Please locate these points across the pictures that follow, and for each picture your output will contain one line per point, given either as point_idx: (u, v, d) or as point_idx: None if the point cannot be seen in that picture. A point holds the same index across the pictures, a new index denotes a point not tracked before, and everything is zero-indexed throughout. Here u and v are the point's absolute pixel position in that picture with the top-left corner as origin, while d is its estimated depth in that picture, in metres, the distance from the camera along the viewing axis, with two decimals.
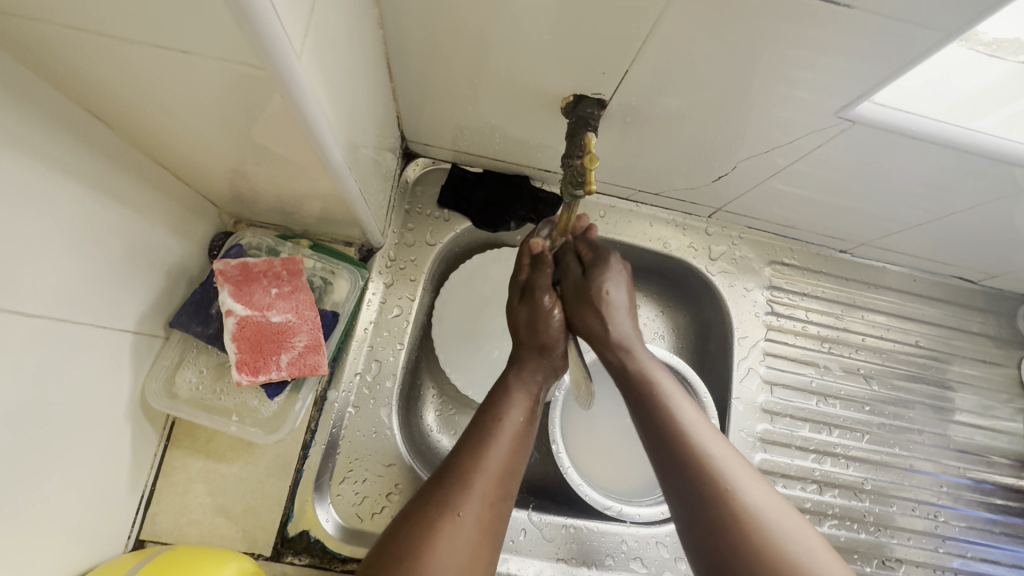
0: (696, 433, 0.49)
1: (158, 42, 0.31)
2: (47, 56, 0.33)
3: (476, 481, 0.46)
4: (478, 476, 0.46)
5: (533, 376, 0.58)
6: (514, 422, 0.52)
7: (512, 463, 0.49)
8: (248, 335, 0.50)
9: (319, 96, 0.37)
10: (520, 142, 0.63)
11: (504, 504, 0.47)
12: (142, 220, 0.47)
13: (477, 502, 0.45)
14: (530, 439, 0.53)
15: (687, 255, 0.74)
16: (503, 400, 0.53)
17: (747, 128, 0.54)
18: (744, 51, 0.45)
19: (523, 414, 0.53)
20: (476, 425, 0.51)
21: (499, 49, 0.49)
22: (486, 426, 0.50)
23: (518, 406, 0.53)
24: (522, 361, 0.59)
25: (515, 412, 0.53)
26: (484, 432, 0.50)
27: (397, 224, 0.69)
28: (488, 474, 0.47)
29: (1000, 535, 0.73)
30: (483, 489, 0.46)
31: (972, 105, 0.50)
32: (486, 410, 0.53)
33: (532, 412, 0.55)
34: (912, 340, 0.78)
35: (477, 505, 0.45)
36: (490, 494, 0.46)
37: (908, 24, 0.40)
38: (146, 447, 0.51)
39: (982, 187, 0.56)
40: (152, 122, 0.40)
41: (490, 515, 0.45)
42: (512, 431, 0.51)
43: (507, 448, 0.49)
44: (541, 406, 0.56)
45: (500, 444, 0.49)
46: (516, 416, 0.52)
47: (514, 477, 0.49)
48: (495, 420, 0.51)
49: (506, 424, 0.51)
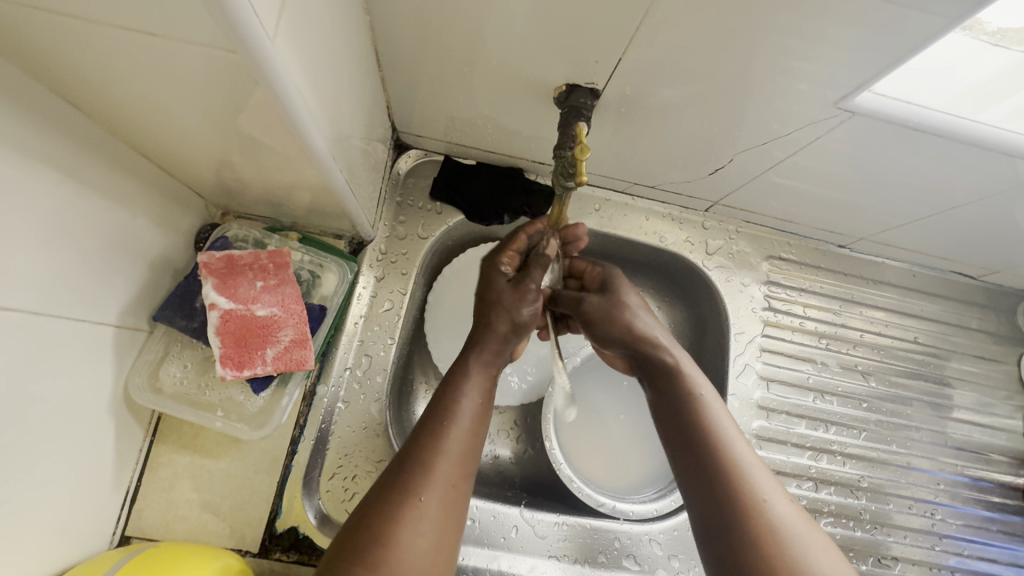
0: (721, 427, 0.48)
1: (128, 25, 0.30)
2: (17, 41, 0.32)
3: (437, 464, 0.45)
4: (440, 460, 0.45)
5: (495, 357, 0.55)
6: (472, 403, 0.50)
7: (471, 444, 0.48)
8: (232, 329, 0.49)
9: (300, 82, 0.36)
10: (513, 133, 0.62)
11: (464, 483, 0.46)
12: (123, 211, 0.45)
13: (439, 486, 0.44)
14: (487, 418, 0.51)
15: (683, 249, 0.73)
16: (460, 381, 0.52)
17: (743, 120, 0.53)
18: (741, 40, 0.44)
19: (480, 395, 0.52)
20: (432, 407, 0.49)
21: (489, 36, 0.48)
22: (445, 408, 0.49)
23: (476, 387, 0.52)
24: (484, 343, 0.55)
25: (472, 392, 0.51)
26: (441, 413, 0.48)
27: (388, 216, 0.67)
28: (449, 458, 0.46)
29: (998, 533, 0.73)
30: (445, 473, 0.45)
31: (974, 95, 0.49)
32: (444, 390, 0.51)
33: (488, 391, 0.53)
34: (911, 336, 0.77)
35: (440, 489, 0.44)
36: (452, 478, 0.45)
37: (910, 11, 0.39)
38: (131, 442, 0.51)
39: (984, 181, 0.55)
40: (130, 109, 0.39)
41: (452, 498, 0.44)
42: (470, 412, 0.50)
43: (466, 430, 0.48)
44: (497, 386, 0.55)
45: (460, 427, 0.48)
46: (473, 397, 0.51)
47: (473, 458, 0.48)
48: (454, 403, 0.49)
49: (463, 405, 0.50)
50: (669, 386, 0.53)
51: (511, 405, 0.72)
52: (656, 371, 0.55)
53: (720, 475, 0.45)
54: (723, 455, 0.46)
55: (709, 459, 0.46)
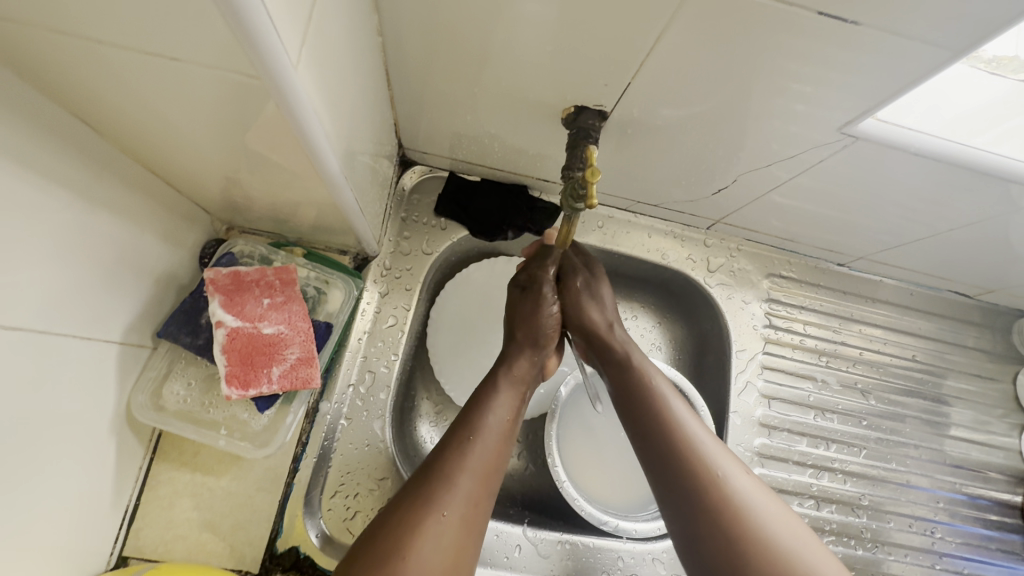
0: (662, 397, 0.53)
1: (148, 49, 0.30)
2: (37, 62, 0.32)
3: (459, 480, 0.44)
4: (462, 475, 0.44)
5: (523, 375, 0.56)
6: (500, 421, 0.50)
7: (498, 461, 0.48)
8: (238, 347, 0.49)
9: (316, 104, 0.36)
10: (519, 151, 0.62)
11: (487, 502, 0.45)
12: (131, 227, 0.45)
13: (460, 503, 0.43)
14: (515, 437, 0.51)
15: (686, 266, 0.73)
16: (487, 398, 0.52)
17: (748, 143, 0.54)
18: (747, 64, 0.45)
19: (509, 413, 0.51)
20: (460, 422, 0.49)
21: (500, 58, 0.48)
22: (473, 423, 0.49)
23: (506, 404, 0.52)
24: (512, 359, 0.57)
25: (503, 409, 0.51)
26: (468, 429, 0.48)
27: (393, 232, 0.68)
28: (474, 474, 0.45)
29: (996, 551, 0.73)
30: (467, 488, 0.44)
31: (971, 122, 0.50)
32: (473, 406, 0.51)
33: (519, 408, 0.53)
34: (909, 354, 0.77)
35: (460, 505, 0.43)
36: (475, 495, 0.44)
37: (914, 42, 0.40)
38: (131, 461, 0.50)
39: (981, 204, 0.56)
40: (145, 128, 0.39)
41: (472, 516, 0.43)
42: (497, 429, 0.49)
43: (493, 447, 0.48)
44: (527, 404, 0.55)
45: (485, 444, 0.47)
46: (503, 411, 0.51)
47: (499, 475, 0.47)
48: (479, 419, 0.49)
49: (490, 422, 0.49)
50: (644, 408, 0.53)
51: None
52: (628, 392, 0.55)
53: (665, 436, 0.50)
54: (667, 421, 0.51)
55: (676, 457, 0.48)
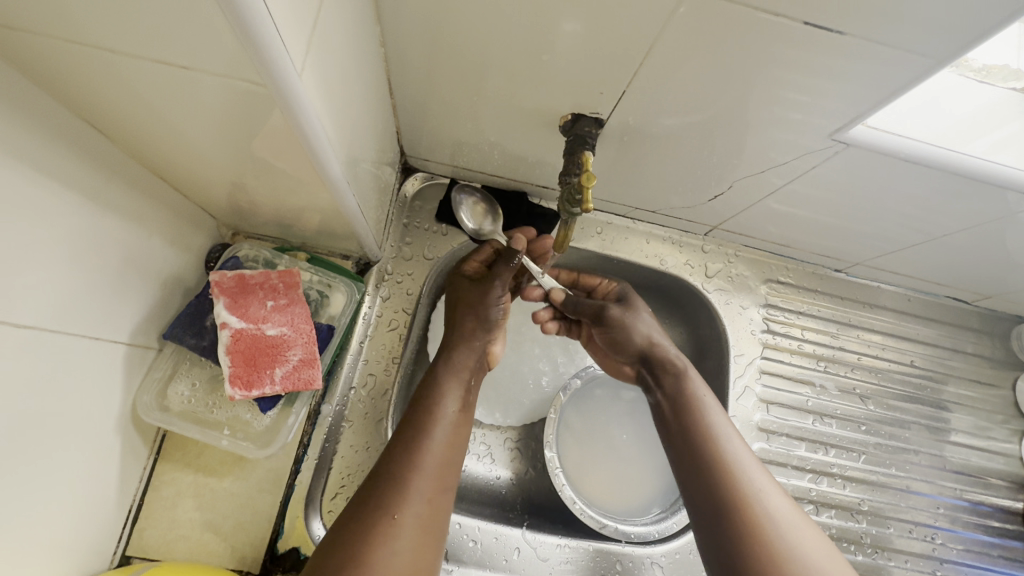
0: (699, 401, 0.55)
1: (161, 59, 0.31)
2: (53, 71, 0.33)
3: (414, 480, 0.46)
4: (416, 478, 0.46)
5: (464, 365, 0.57)
6: (448, 416, 0.52)
7: (450, 457, 0.50)
8: (242, 348, 0.50)
9: (319, 112, 0.38)
10: (518, 158, 0.63)
11: (442, 498, 0.47)
12: (139, 231, 0.47)
13: (416, 503, 0.45)
14: (465, 429, 0.53)
15: (684, 272, 0.74)
16: (433, 394, 0.53)
17: (742, 150, 0.55)
18: (739, 73, 0.46)
19: (455, 406, 0.53)
20: (410, 420, 0.51)
21: (498, 67, 0.50)
22: (421, 421, 0.50)
23: (452, 397, 0.54)
24: (455, 349, 0.58)
25: (450, 402, 0.53)
26: (418, 428, 0.50)
27: (395, 238, 0.69)
28: (426, 473, 0.47)
29: (998, 558, 0.73)
30: (422, 490, 0.46)
31: (961, 130, 0.51)
32: (422, 403, 0.53)
33: (466, 400, 0.55)
34: (908, 359, 0.78)
35: (417, 507, 0.45)
36: (429, 493, 0.46)
37: (901, 52, 0.41)
38: (136, 461, 0.51)
39: (975, 209, 0.56)
40: (153, 134, 0.40)
41: (429, 514, 0.45)
42: (445, 424, 0.51)
43: (444, 444, 0.50)
44: (474, 392, 0.57)
45: (434, 440, 0.49)
46: (450, 404, 0.53)
47: (453, 471, 0.49)
48: (430, 418, 0.51)
49: (440, 419, 0.51)
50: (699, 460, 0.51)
51: (514, 426, 0.72)
52: (683, 426, 0.54)
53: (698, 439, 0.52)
54: (699, 427, 0.53)
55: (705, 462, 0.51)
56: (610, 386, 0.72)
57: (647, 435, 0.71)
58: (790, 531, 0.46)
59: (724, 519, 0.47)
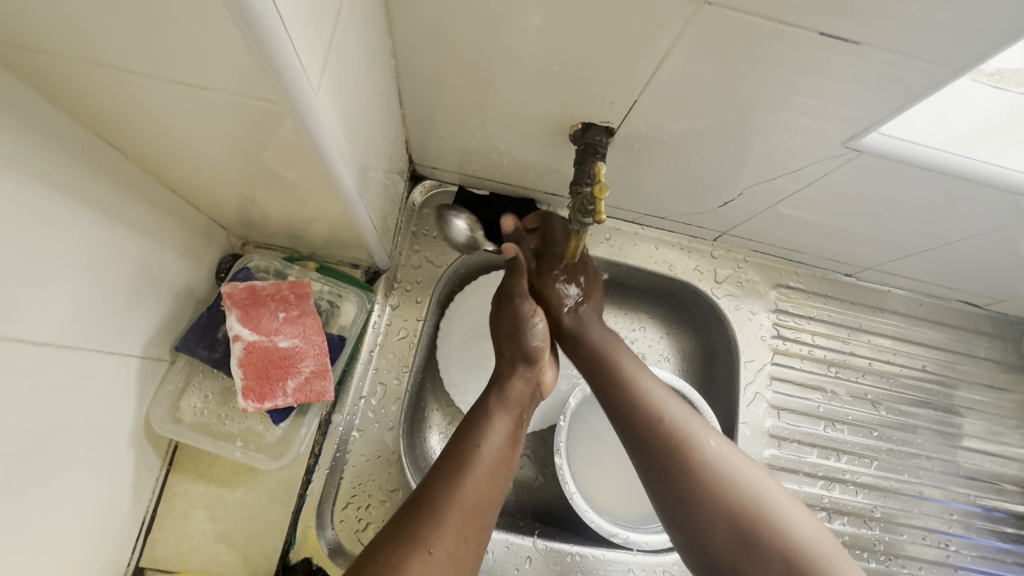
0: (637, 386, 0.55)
1: (175, 78, 0.31)
2: (70, 90, 0.33)
3: (449, 517, 0.43)
4: (450, 511, 0.43)
5: (515, 400, 0.55)
6: (491, 451, 0.49)
7: (490, 494, 0.46)
8: (254, 361, 0.50)
9: (332, 125, 0.38)
10: (527, 166, 0.63)
11: (477, 537, 0.44)
12: (152, 243, 0.47)
13: (448, 539, 0.41)
14: (510, 465, 0.50)
15: (693, 278, 0.74)
16: (476, 428, 0.50)
17: (754, 156, 0.55)
18: (751, 81, 0.46)
19: (502, 442, 0.50)
20: (448, 454, 0.48)
21: (509, 76, 0.49)
22: (462, 452, 0.48)
23: (497, 434, 0.50)
24: (506, 385, 0.56)
25: (493, 438, 0.50)
26: (459, 460, 0.47)
27: (403, 246, 0.69)
28: (461, 510, 0.43)
29: (1012, 565, 0.72)
30: (455, 525, 0.42)
31: (976, 136, 0.50)
32: (462, 437, 0.50)
33: (513, 438, 0.52)
34: (919, 364, 0.77)
35: (451, 541, 0.41)
36: (463, 530, 0.43)
37: (915, 60, 0.41)
38: (149, 472, 0.51)
39: (990, 215, 0.56)
40: (167, 150, 0.41)
41: (460, 552, 0.42)
42: (488, 461, 0.48)
43: (484, 477, 0.46)
44: (524, 428, 0.54)
45: (477, 474, 0.46)
46: (496, 440, 0.50)
47: (491, 511, 0.46)
48: (471, 449, 0.48)
49: (481, 452, 0.48)
50: (652, 446, 0.52)
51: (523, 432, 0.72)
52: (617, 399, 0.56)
53: (645, 425, 0.53)
54: (644, 411, 0.53)
55: (657, 447, 0.51)
56: None
57: None
58: (730, 470, 0.49)
59: (673, 480, 0.50)
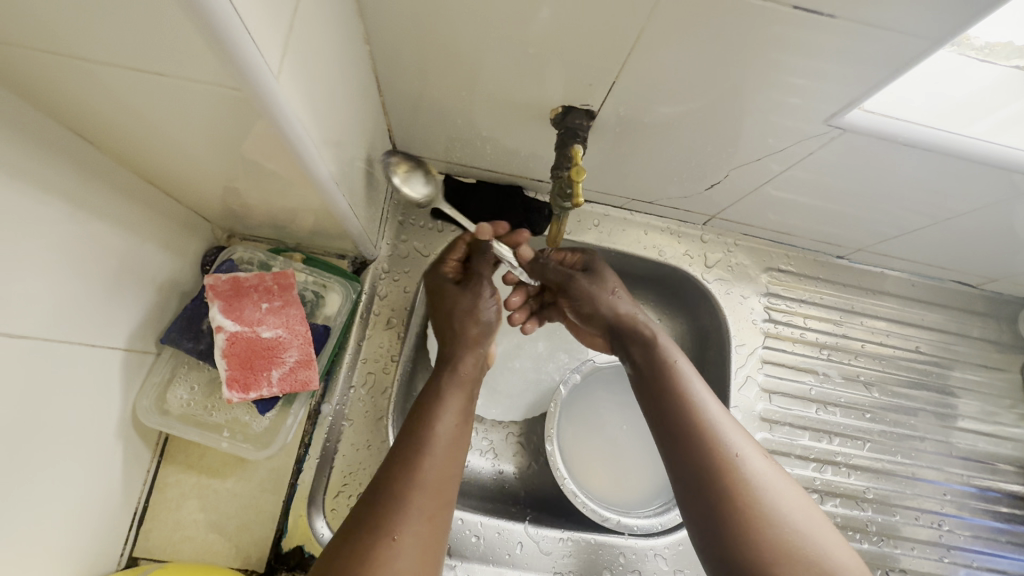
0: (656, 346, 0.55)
1: (136, 66, 0.31)
2: (34, 82, 0.33)
3: (413, 498, 0.43)
4: (415, 494, 0.44)
5: (470, 374, 0.56)
6: (447, 428, 0.49)
7: (449, 471, 0.47)
8: (237, 352, 0.50)
9: (302, 113, 0.38)
10: (511, 152, 0.63)
11: (443, 514, 0.45)
12: (132, 237, 0.47)
13: (415, 521, 0.42)
14: (464, 438, 0.50)
15: (683, 262, 0.73)
16: (431, 406, 0.51)
17: (738, 136, 0.54)
18: (732, 60, 0.45)
19: (456, 417, 0.51)
20: (402, 436, 0.48)
21: (487, 61, 0.49)
22: (417, 434, 0.48)
23: (451, 410, 0.51)
24: (457, 358, 0.56)
25: (447, 416, 0.50)
26: (414, 442, 0.47)
27: (391, 235, 0.69)
28: (425, 491, 0.44)
29: (1007, 544, 0.72)
30: (420, 506, 0.43)
31: (962, 111, 0.50)
32: (416, 416, 0.50)
33: (466, 411, 0.52)
34: (912, 345, 0.77)
35: (415, 521, 0.42)
36: (429, 510, 0.43)
37: (894, 33, 0.40)
38: (139, 464, 0.51)
39: (980, 192, 0.55)
40: (140, 142, 0.40)
41: (429, 532, 0.43)
42: (444, 439, 0.48)
43: (443, 458, 0.47)
44: (476, 401, 0.54)
45: (434, 454, 0.47)
46: (449, 419, 0.50)
47: (453, 484, 0.47)
48: (427, 431, 0.48)
49: (436, 430, 0.49)
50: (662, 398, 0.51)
51: (516, 419, 0.72)
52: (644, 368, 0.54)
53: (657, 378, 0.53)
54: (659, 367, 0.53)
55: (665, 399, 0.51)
56: (608, 380, 0.73)
57: (649, 428, 0.70)
58: (768, 490, 0.44)
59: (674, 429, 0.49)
